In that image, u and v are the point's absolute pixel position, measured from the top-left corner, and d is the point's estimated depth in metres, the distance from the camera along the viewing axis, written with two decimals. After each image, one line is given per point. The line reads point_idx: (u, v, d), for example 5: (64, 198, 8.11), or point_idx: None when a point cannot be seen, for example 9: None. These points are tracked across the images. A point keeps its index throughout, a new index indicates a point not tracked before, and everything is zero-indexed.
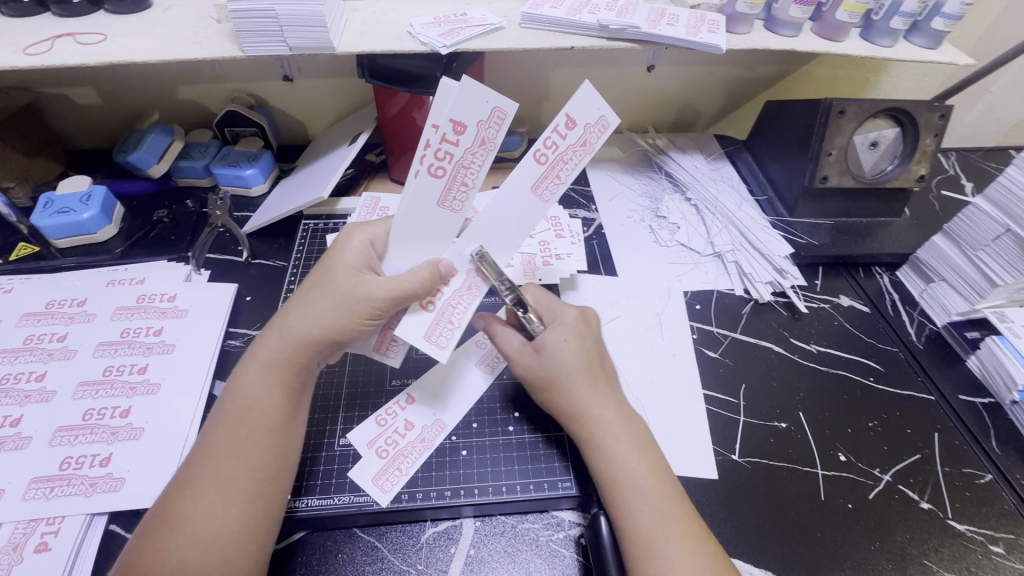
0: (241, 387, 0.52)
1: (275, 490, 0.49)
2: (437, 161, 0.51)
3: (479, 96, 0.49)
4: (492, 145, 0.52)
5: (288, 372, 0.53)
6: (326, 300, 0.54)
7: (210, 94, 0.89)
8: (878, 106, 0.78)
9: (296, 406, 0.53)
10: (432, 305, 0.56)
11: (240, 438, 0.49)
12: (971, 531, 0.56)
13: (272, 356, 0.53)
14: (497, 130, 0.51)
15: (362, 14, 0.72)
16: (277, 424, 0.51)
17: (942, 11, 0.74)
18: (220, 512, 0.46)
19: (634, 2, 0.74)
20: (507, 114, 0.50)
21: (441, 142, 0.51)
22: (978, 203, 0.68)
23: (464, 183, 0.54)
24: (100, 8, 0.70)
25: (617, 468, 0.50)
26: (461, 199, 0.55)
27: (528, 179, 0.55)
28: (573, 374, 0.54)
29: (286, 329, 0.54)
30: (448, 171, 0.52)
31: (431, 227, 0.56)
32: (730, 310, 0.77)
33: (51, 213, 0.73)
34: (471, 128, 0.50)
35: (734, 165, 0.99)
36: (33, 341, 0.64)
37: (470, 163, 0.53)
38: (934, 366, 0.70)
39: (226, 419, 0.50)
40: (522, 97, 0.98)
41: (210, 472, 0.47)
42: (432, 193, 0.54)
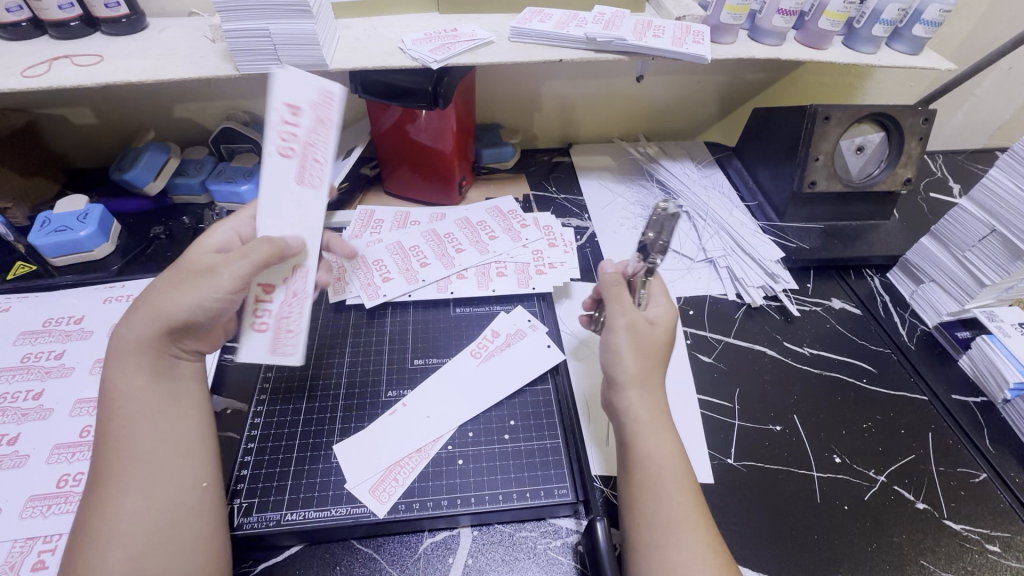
0: (114, 384, 0.50)
1: (182, 475, 0.49)
2: (283, 142, 0.51)
3: (303, 81, 0.50)
4: (331, 123, 0.51)
5: (153, 356, 0.51)
6: (188, 284, 0.52)
7: (206, 112, 0.90)
8: (863, 112, 0.79)
9: (173, 388, 0.52)
10: (262, 325, 0.54)
11: (124, 432, 0.48)
12: (968, 530, 0.57)
13: (130, 344, 0.51)
14: (335, 110, 0.51)
15: (354, 31, 0.73)
16: (158, 411, 0.50)
17: (922, 18, 0.75)
18: (118, 509, 0.45)
19: (620, 15, 0.76)
20: (337, 94, 0.50)
21: (279, 124, 0.51)
22: (962, 205, 0.70)
23: (315, 160, 0.52)
24: (98, 30, 0.72)
25: (658, 455, 0.50)
26: (317, 174, 0.53)
27: (287, 173, 0.52)
28: (646, 349, 0.55)
29: (145, 316, 0.52)
30: (294, 151, 0.51)
31: (291, 208, 0.53)
32: (724, 314, 0.77)
33: (48, 232, 0.73)
34: (305, 110, 0.51)
35: (724, 172, 1.00)
36: (31, 360, 0.65)
37: (285, 142, 0.51)
38: (926, 367, 0.71)
39: (108, 417, 0.49)
40: (514, 109, 1.00)
41: (105, 473, 0.47)
42: (283, 173, 0.52)
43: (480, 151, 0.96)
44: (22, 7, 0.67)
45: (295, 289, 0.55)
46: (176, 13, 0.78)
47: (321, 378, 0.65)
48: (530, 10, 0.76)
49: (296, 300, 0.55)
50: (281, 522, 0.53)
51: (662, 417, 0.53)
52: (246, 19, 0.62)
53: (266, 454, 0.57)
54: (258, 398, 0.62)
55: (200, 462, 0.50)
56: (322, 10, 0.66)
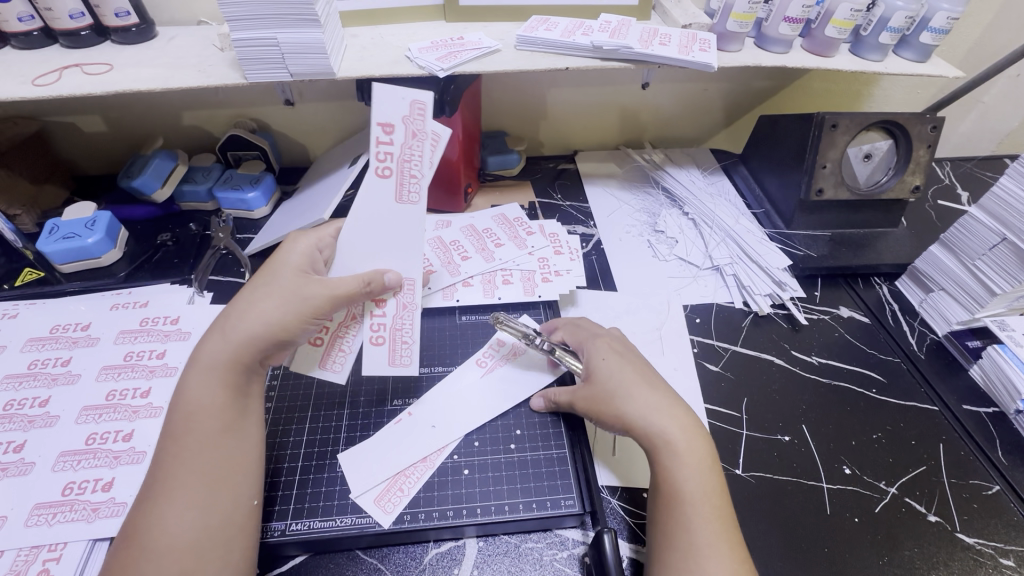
0: (187, 396, 0.52)
1: (237, 493, 0.49)
2: (382, 162, 0.53)
3: (394, 94, 0.51)
4: (424, 134, 0.53)
5: (230, 373, 0.53)
6: (272, 297, 0.54)
7: (213, 120, 0.90)
8: (871, 119, 0.79)
9: (243, 406, 0.54)
10: (380, 337, 0.58)
11: (191, 444, 0.50)
12: (981, 544, 0.56)
13: (212, 358, 0.53)
14: (425, 121, 0.52)
15: (361, 40, 0.74)
16: (223, 428, 0.51)
17: (929, 26, 0.75)
18: (176, 522, 0.46)
19: (626, 23, 0.76)
20: (426, 102, 0.51)
21: (377, 146, 0.53)
22: (973, 214, 0.69)
23: (411, 175, 0.54)
24: (108, 39, 0.73)
25: (683, 477, 0.51)
26: (414, 191, 0.55)
27: (388, 195, 0.54)
28: (624, 389, 0.56)
29: (228, 331, 0.54)
30: (393, 170, 0.54)
31: (397, 227, 0.56)
32: (730, 322, 0.77)
33: (56, 239, 0.74)
34: (397, 125, 0.52)
35: (730, 179, 1.00)
36: (38, 366, 0.65)
37: (380, 163, 0.53)
38: (936, 376, 0.70)
39: (174, 430, 0.50)
40: (520, 117, 1.00)
41: (164, 483, 0.48)
42: (386, 194, 0.54)
43: (486, 158, 0.96)
44: (34, 17, 0.68)
45: (405, 301, 0.58)
46: (185, 22, 0.79)
47: (326, 385, 0.64)
48: (536, 19, 0.76)
49: (405, 313, 0.58)
50: (286, 531, 0.52)
51: (690, 438, 0.53)
52: (255, 28, 0.62)
53: (272, 462, 0.57)
54: (263, 406, 0.62)
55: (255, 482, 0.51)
56: (329, 19, 0.66)
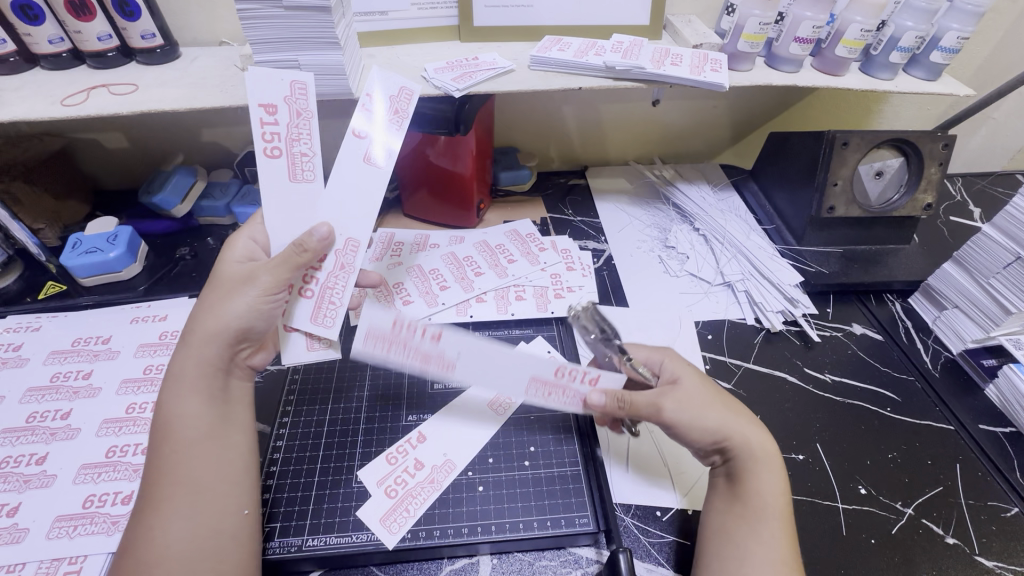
0: (166, 408, 0.52)
1: (227, 500, 0.50)
2: (269, 143, 0.56)
3: (393, 78, 0.60)
4: (404, 116, 0.61)
5: (205, 380, 0.54)
6: (232, 299, 0.55)
7: (232, 136, 0.92)
8: (881, 137, 0.79)
9: (223, 411, 0.54)
10: (309, 292, 0.59)
11: (174, 454, 0.50)
12: (1001, 567, 0.55)
13: (186, 366, 0.53)
14: (380, 103, 0.60)
15: (378, 60, 0.75)
16: (205, 436, 0.52)
17: (939, 45, 0.76)
18: (167, 532, 0.47)
19: (638, 43, 0.77)
20: (413, 91, 0.61)
21: (361, 111, 0.59)
22: (985, 232, 0.69)
23: (306, 154, 0.58)
24: (133, 59, 0.75)
25: (760, 493, 0.51)
26: (310, 168, 0.58)
27: (355, 153, 0.59)
28: (712, 403, 0.55)
29: (194, 337, 0.54)
30: (283, 148, 0.57)
31: (295, 203, 0.58)
32: (743, 339, 0.77)
33: (80, 253, 0.75)
34: (384, 102, 0.60)
35: (740, 195, 1.01)
36: (60, 379, 0.66)
37: (301, 134, 0.57)
38: (952, 396, 0.70)
39: (157, 442, 0.51)
40: (530, 133, 1.01)
41: (154, 495, 0.48)
42: (356, 152, 0.59)
43: (498, 174, 0.97)
44: (64, 39, 0.70)
45: (343, 261, 0.59)
46: (207, 42, 0.81)
47: (342, 401, 0.65)
48: (550, 39, 0.78)
49: (344, 273, 0.59)
50: (303, 547, 0.53)
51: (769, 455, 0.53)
52: (276, 51, 0.64)
53: (286, 476, 0.58)
54: (280, 422, 0.63)
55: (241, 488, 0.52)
56: (348, 41, 0.68)
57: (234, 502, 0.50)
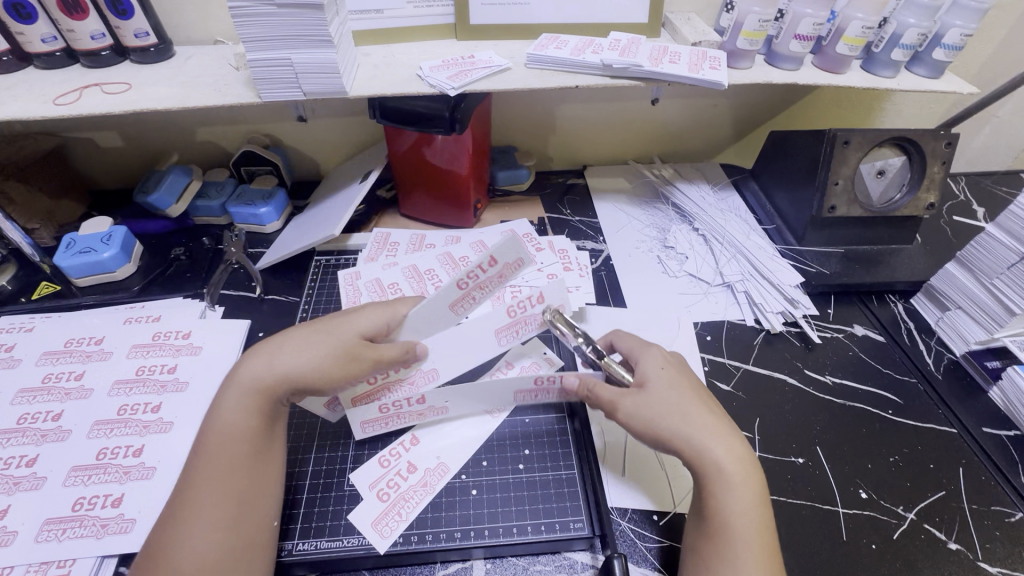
0: (220, 415, 0.52)
1: (260, 515, 0.50)
2: (464, 278, 0.57)
3: (514, 248, 0.55)
4: (508, 278, 0.58)
5: (265, 399, 0.53)
6: (323, 344, 0.55)
7: (228, 135, 0.92)
8: (883, 136, 0.78)
9: (273, 430, 0.54)
10: (375, 381, 0.58)
11: (220, 464, 0.50)
12: (1004, 573, 0.54)
13: (253, 380, 0.53)
14: (513, 270, 0.57)
15: (374, 58, 0.75)
16: (254, 450, 0.51)
17: (942, 42, 0.75)
18: (204, 542, 0.46)
19: (636, 41, 0.76)
20: (524, 263, 0.57)
21: (475, 266, 0.56)
22: (990, 231, 0.68)
23: (475, 296, 0.59)
24: (127, 58, 0.74)
25: (732, 510, 0.48)
26: (468, 307, 0.60)
27: (447, 300, 0.59)
28: (678, 409, 0.53)
29: (271, 356, 0.55)
30: (467, 286, 0.58)
31: (437, 322, 0.61)
32: (742, 340, 0.76)
33: (74, 253, 0.75)
34: (500, 265, 0.56)
35: (740, 194, 1.00)
36: (52, 380, 0.65)
37: (487, 284, 0.58)
38: (955, 398, 0.69)
39: (205, 448, 0.51)
40: (528, 132, 1.01)
41: (191, 499, 0.48)
42: (448, 298, 0.58)
43: (495, 173, 0.96)
44: (57, 37, 0.70)
45: (418, 378, 0.60)
46: (201, 41, 0.81)
47: None
48: (547, 37, 0.77)
49: (427, 377, 0.61)
50: (293, 551, 0.52)
51: (742, 468, 0.50)
52: (269, 48, 0.63)
53: None
54: None
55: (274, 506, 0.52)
56: (342, 39, 0.67)
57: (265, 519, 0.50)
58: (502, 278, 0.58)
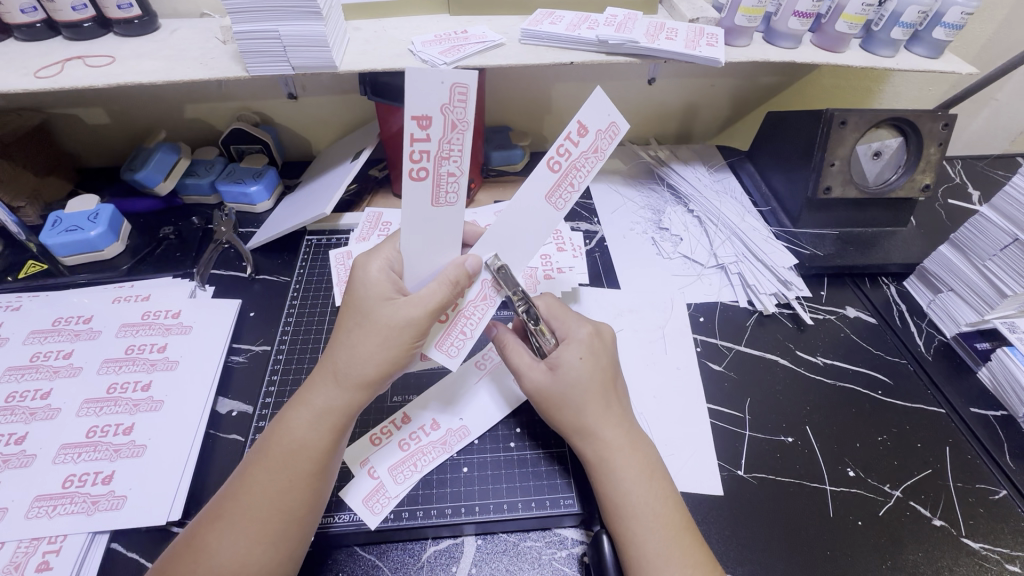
0: (292, 428, 0.51)
1: (301, 537, 0.48)
2: (417, 164, 0.49)
3: (430, 83, 0.45)
4: (464, 123, 0.49)
5: (341, 420, 0.52)
6: (371, 334, 0.51)
7: (216, 112, 0.90)
8: (881, 116, 0.77)
9: (340, 450, 0.52)
10: (448, 317, 0.56)
11: (279, 481, 0.48)
12: (987, 549, 0.55)
13: (325, 403, 0.51)
14: (465, 108, 0.48)
15: (364, 33, 0.73)
16: (316, 470, 0.50)
17: (943, 21, 0.73)
18: (248, 552, 0.45)
19: (632, 17, 0.75)
20: (469, 89, 0.46)
21: (563, 140, 0.53)
22: (984, 213, 0.68)
23: (573, 184, 0.55)
24: (110, 31, 0.72)
25: (624, 491, 0.49)
26: (566, 198, 0.55)
27: (423, 198, 0.52)
28: (572, 398, 0.53)
29: (345, 376, 0.52)
30: (430, 169, 0.50)
31: (441, 227, 0.54)
32: (735, 321, 0.76)
33: (60, 231, 0.74)
34: (435, 117, 0.47)
35: (736, 176, 0.99)
36: (40, 359, 0.65)
37: (583, 166, 0.54)
38: (944, 378, 0.69)
39: (267, 460, 0.49)
40: (523, 111, 0.99)
41: (240, 506, 0.47)
42: (424, 197, 0.51)
43: (489, 153, 0.95)
44: (37, 8, 0.68)
45: (484, 293, 0.58)
46: (187, 14, 0.78)
47: None
48: (542, 12, 0.75)
49: (485, 304, 0.58)
50: (332, 524, 0.53)
51: (624, 450, 0.51)
52: (255, 20, 0.61)
53: None
54: (264, 401, 0.64)
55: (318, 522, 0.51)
56: (332, 11, 0.66)
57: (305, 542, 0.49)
58: (458, 127, 0.49)
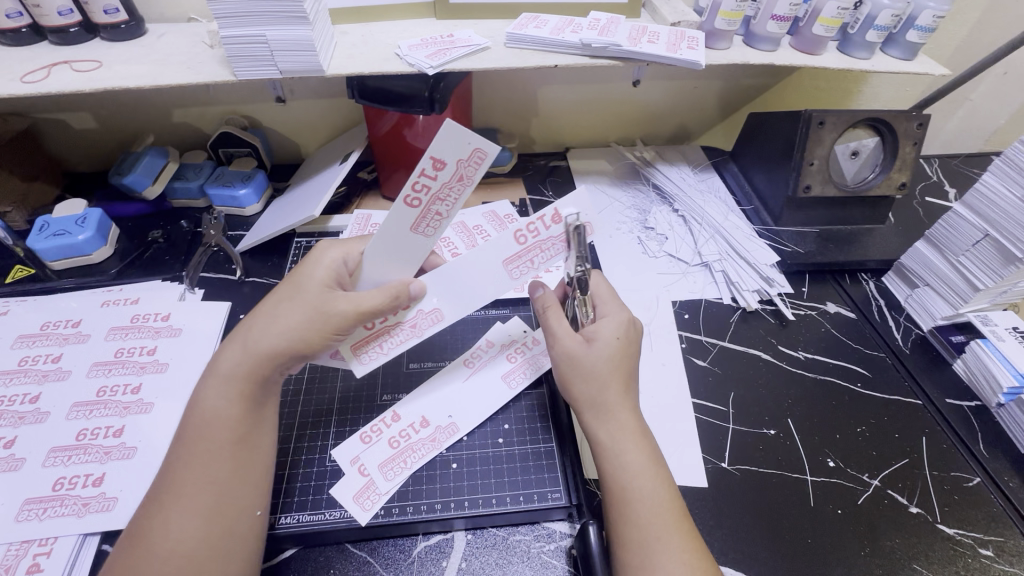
0: (201, 401, 0.51)
1: (238, 505, 0.49)
2: (414, 193, 0.50)
3: (457, 137, 0.47)
4: (470, 181, 0.50)
5: (248, 384, 0.52)
6: (294, 309, 0.53)
7: (205, 116, 0.90)
8: (857, 116, 0.79)
9: (260, 415, 0.53)
10: (371, 326, 0.57)
11: (200, 454, 0.49)
12: (961, 534, 0.57)
13: (229, 369, 0.52)
14: (476, 169, 0.50)
15: (352, 37, 0.74)
16: (237, 438, 0.51)
17: (915, 24, 0.76)
18: (182, 528, 0.46)
19: (615, 21, 0.76)
20: (487, 157, 0.48)
21: (536, 220, 0.56)
22: (956, 210, 0.70)
23: (531, 262, 0.59)
24: (97, 36, 0.73)
25: (630, 476, 0.50)
26: (523, 271, 0.59)
27: (403, 222, 0.53)
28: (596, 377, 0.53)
29: (250, 344, 0.53)
30: (423, 202, 0.51)
31: (409, 250, 0.55)
32: (719, 318, 0.78)
33: (48, 236, 0.74)
34: (450, 165, 0.49)
35: (720, 176, 1.01)
36: (28, 363, 0.65)
37: (548, 249, 0.58)
38: (921, 371, 0.71)
39: (185, 438, 0.50)
40: (510, 114, 1.00)
41: (170, 490, 0.48)
42: (406, 220, 0.53)
43: None
44: (23, 13, 0.68)
45: (414, 322, 0.59)
46: (174, 18, 0.79)
47: (317, 392, 0.64)
48: (526, 16, 0.77)
49: (410, 333, 0.60)
50: (278, 525, 0.53)
51: (631, 436, 0.52)
52: (242, 25, 0.62)
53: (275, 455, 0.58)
54: None
55: (262, 488, 0.52)
56: (319, 16, 0.66)
57: (247, 510, 0.50)
58: (463, 182, 0.50)
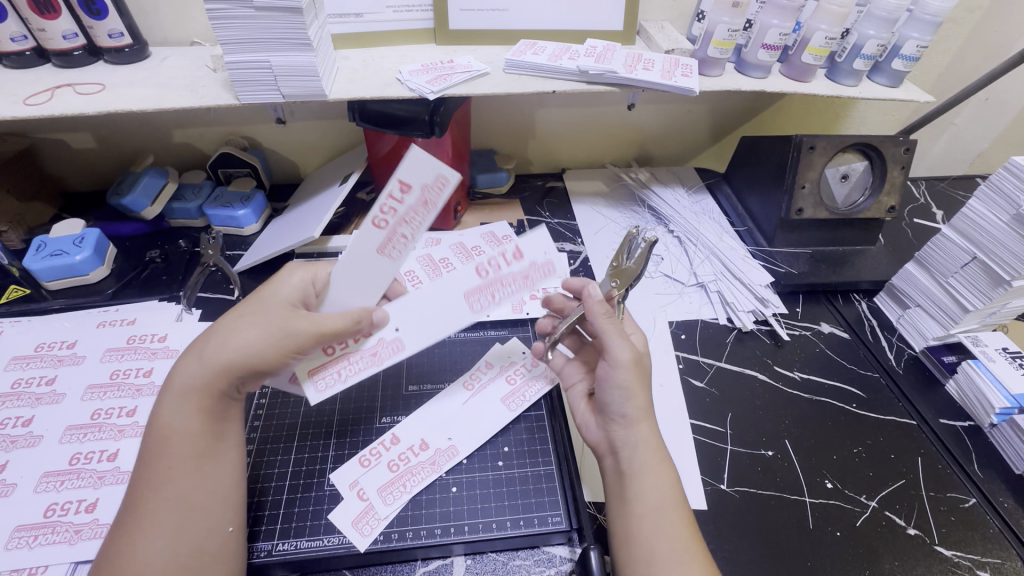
0: (159, 417, 0.51)
1: (207, 524, 0.49)
2: (380, 214, 0.50)
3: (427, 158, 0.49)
4: (434, 208, 0.51)
5: (206, 398, 0.52)
6: (256, 325, 0.52)
7: (204, 137, 0.91)
8: (847, 141, 0.81)
9: (222, 428, 0.53)
10: (331, 350, 0.56)
11: (163, 471, 0.49)
12: (959, 556, 0.57)
13: (187, 383, 0.51)
14: (440, 195, 0.51)
15: (353, 61, 0.75)
16: (198, 455, 0.50)
17: (901, 53, 0.78)
18: (146, 548, 0.46)
19: (612, 48, 0.78)
20: (450, 182, 0.50)
21: (498, 256, 0.60)
22: (944, 232, 0.72)
23: (493, 295, 0.59)
24: (100, 58, 0.74)
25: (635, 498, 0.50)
26: (483, 303, 0.58)
27: (368, 243, 0.52)
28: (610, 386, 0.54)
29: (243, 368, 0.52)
30: (389, 225, 0.51)
31: (374, 274, 0.55)
32: (715, 339, 0.78)
33: (44, 256, 0.73)
34: (416, 189, 0.50)
35: (714, 198, 1.02)
36: (22, 385, 0.64)
37: (508, 285, 0.59)
38: (916, 392, 0.72)
39: (149, 454, 0.50)
40: (507, 135, 1.02)
41: (135, 509, 0.47)
42: (371, 241, 0.52)
43: (475, 177, 0.98)
44: (27, 37, 0.69)
45: (374, 350, 0.57)
46: (177, 42, 0.80)
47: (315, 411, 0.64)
48: (525, 43, 0.79)
49: (370, 360, 0.57)
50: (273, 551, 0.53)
51: (637, 457, 0.52)
52: (247, 51, 0.63)
53: (274, 480, 0.58)
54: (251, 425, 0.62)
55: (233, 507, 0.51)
56: (322, 42, 0.68)
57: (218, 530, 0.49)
58: (427, 207, 0.51)
